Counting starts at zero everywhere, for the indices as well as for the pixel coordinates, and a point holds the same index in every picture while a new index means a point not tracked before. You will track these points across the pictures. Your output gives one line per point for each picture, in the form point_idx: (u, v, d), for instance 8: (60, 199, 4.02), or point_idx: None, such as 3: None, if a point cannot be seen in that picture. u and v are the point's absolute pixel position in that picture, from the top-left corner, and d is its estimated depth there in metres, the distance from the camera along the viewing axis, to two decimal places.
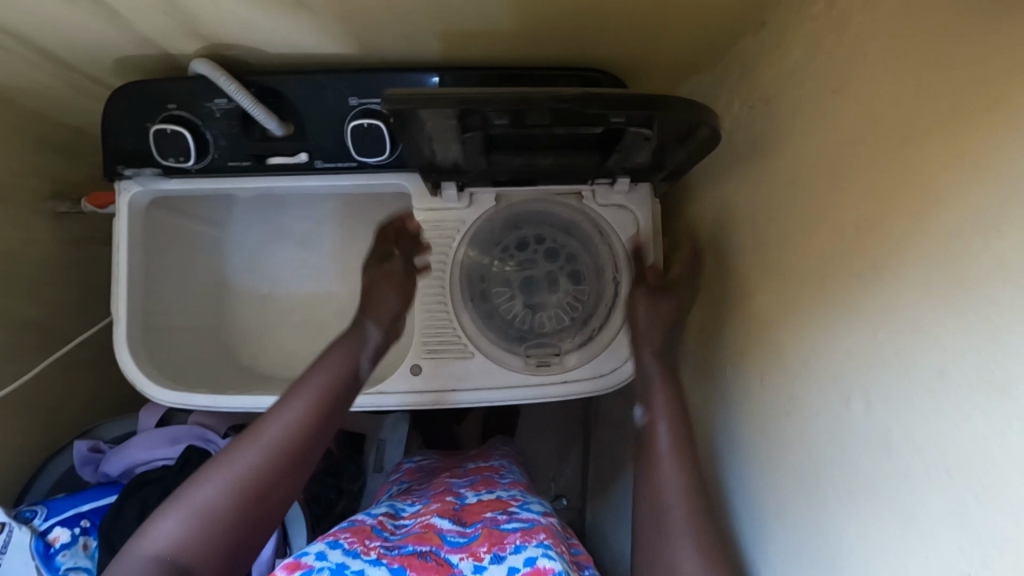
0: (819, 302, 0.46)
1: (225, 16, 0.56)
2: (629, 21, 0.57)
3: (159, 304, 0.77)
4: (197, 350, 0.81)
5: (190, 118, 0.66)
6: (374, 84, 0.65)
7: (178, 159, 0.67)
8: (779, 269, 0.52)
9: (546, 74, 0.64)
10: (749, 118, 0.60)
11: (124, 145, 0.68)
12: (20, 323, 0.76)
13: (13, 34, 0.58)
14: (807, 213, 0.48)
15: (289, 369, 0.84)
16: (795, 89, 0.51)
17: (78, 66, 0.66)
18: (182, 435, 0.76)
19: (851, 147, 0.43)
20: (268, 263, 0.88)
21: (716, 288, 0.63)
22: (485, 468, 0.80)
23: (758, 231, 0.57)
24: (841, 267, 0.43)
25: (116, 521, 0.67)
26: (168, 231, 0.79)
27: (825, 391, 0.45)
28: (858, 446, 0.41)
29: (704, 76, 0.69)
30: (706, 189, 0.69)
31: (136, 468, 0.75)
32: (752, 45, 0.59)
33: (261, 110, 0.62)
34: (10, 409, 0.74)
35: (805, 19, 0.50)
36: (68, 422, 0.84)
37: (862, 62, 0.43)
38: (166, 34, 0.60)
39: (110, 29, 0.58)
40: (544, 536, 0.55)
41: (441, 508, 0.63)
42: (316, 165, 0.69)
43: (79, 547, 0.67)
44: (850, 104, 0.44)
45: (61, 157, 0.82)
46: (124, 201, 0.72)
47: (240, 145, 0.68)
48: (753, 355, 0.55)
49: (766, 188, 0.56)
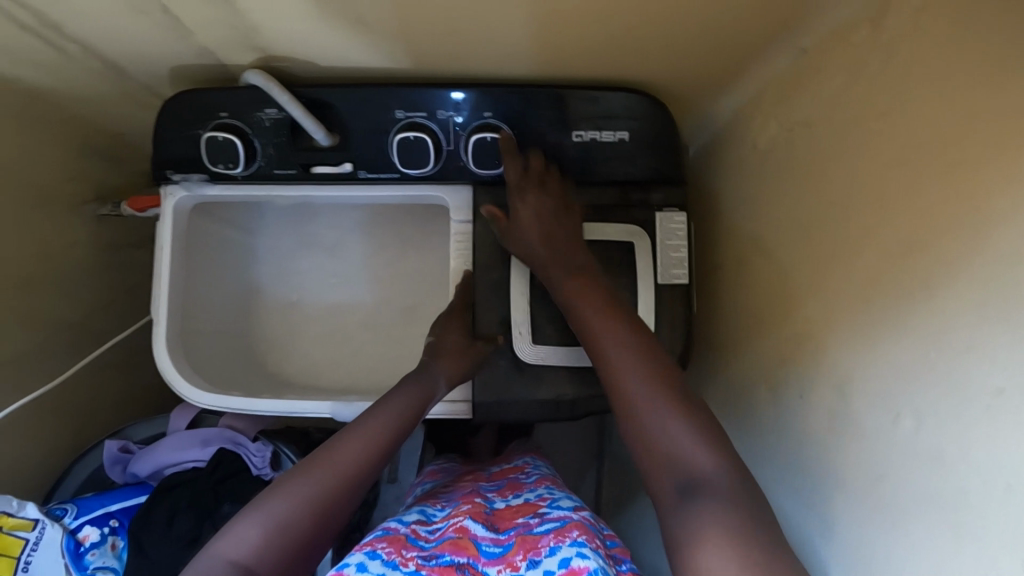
0: (863, 317, 0.48)
1: (285, 32, 0.60)
2: (669, 38, 0.60)
3: (195, 306, 0.81)
4: (224, 351, 0.84)
5: (240, 126, 0.69)
6: (419, 98, 0.67)
7: (227, 166, 0.69)
8: (824, 286, 0.54)
9: (587, 93, 0.67)
10: (787, 140, 0.62)
11: (174, 153, 0.71)
12: (61, 325, 0.81)
13: (80, 42, 0.62)
14: (851, 228, 0.50)
15: (311, 378, 0.88)
16: (833, 113, 0.54)
17: (134, 74, 0.70)
18: (212, 437, 0.77)
19: (894, 167, 0.46)
20: (296, 270, 0.91)
21: (770, 307, 0.64)
22: (510, 469, 0.82)
23: (800, 247, 0.58)
24: (885, 283, 0.46)
25: (144, 523, 0.69)
26: (203, 236, 0.82)
27: (874, 409, 0.47)
28: (913, 461, 0.42)
29: (736, 99, 0.71)
30: (743, 207, 0.71)
31: (164, 470, 0.76)
32: (786, 67, 0.62)
33: (308, 118, 0.65)
34: (51, 408, 0.79)
35: (843, 44, 0.52)
36: (99, 421, 0.89)
37: (907, 84, 0.45)
38: (226, 48, 0.64)
39: (175, 41, 0.62)
40: (578, 534, 0.56)
41: (473, 510, 0.63)
42: (359, 176, 0.71)
43: (107, 546, 0.69)
44: (891, 129, 0.46)
45: (106, 162, 0.87)
46: (169, 204, 0.75)
47: (287, 154, 0.70)
48: (804, 372, 0.57)
49: (806, 208, 0.58)
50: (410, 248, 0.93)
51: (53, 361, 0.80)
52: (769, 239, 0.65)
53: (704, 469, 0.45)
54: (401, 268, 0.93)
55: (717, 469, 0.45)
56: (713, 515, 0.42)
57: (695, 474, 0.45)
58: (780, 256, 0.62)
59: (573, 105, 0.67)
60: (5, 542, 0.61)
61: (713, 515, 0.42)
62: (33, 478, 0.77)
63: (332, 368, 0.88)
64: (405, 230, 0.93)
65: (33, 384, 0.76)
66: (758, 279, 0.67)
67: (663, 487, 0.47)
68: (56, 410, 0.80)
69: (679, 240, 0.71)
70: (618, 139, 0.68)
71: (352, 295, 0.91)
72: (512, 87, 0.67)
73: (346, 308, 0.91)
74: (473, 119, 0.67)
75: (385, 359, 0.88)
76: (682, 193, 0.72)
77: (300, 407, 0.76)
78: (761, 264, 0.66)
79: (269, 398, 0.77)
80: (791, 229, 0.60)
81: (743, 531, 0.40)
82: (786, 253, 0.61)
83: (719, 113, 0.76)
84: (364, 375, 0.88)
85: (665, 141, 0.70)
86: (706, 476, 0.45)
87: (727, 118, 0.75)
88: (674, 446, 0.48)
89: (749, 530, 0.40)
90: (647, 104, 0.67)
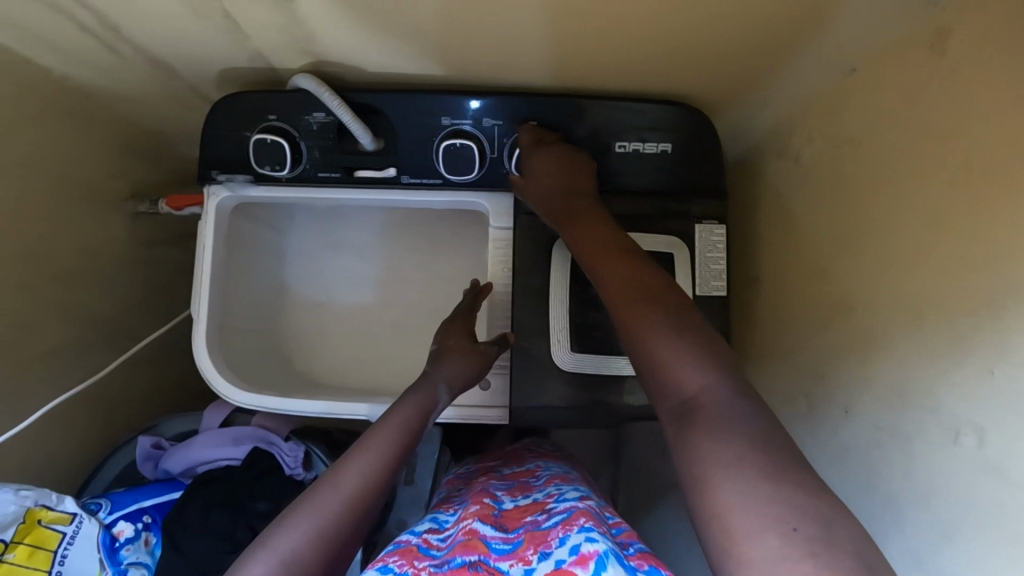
0: (915, 335, 0.49)
1: (342, 39, 0.62)
2: (715, 42, 0.61)
3: (232, 305, 0.81)
4: (256, 351, 0.85)
5: (288, 129, 0.71)
6: (466, 106, 0.71)
7: (274, 168, 0.72)
8: (872, 301, 0.55)
9: (628, 104, 0.72)
10: (830, 156, 0.63)
11: (221, 153, 0.73)
12: (96, 319, 0.83)
13: (133, 44, 0.63)
14: (903, 245, 0.51)
15: (339, 377, 0.89)
16: (882, 130, 0.55)
17: (182, 76, 0.71)
18: (244, 435, 0.83)
19: (953, 187, 0.47)
20: (325, 271, 0.93)
21: (812, 322, 0.65)
22: (522, 471, 0.82)
23: (845, 262, 0.59)
24: (944, 301, 0.47)
25: (179, 519, 0.75)
26: (241, 236, 0.83)
27: (928, 427, 0.48)
28: (969, 478, 0.44)
29: (773, 112, 0.72)
30: (780, 220, 0.73)
31: (198, 466, 0.82)
32: (828, 84, 0.62)
33: (358, 125, 0.68)
34: (85, 401, 0.82)
35: (894, 64, 0.53)
36: (125, 419, 0.91)
37: (965, 107, 0.46)
38: (279, 53, 0.66)
39: (230, 44, 0.64)
40: (584, 521, 0.56)
41: (482, 512, 0.62)
42: (402, 181, 0.74)
43: (140, 542, 0.73)
44: (951, 151, 0.47)
45: (141, 160, 0.89)
46: (211, 205, 0.76)
47: (332, 157, 0.73)
48: (852, 388, 0.58)
49: (852, 224, 0.59)
50: (440, 253, 0.94)
51: (87, 353, 0.81)
52: (813, 254, 0.65)
53: (690, 389, 0.47)
54: (432, 272, 0.93)
55: (703, 387, 0.46)
56: (707, 437, 0.43)
57: (685, 396, 0.46)
58: (822, 269, 0.63)
59: (615, 118, 0.73)
60: (44, 536, 0.62)
61: (707, 438, 0.43)
62: (63, 469, 0.78)
63: (358, 368, 0.89)
64: (433, 234, 0.94)
65: (68, 376, 0.77)
66: (799, 292, 0.68)
67: (665, 412, 0.48)
68: (83, 402, 0.81)
69: (717, 253, 0.75)
70: (659, 151, 0.74)
71: (381, 297, 0.93)
72: (562, 97, 0.72)
73: (373, 310, 0.92)
74: (516, 127, 0.71)
75: (412, 362, 0.89)
76: (719, 205, 0.76)
77: (337, 408, 0.77)
78: (801, 276, 0.67)
79: (304, 399, 0.78)
80: (836, 243, 0.61)
81: (743, 446, 0.41)
82: (829, 268, 0.62)
83: (755, 125, 0.77)
84: (392, 376, 0.89)
85: (710, 156, 0.74)
86: (697, 397, 0.46)
87: (763, 131, 0.76)
88: (663, 371, 0.49)
89: (746, 442, 0.41)
90: (682, 117, 0.73)
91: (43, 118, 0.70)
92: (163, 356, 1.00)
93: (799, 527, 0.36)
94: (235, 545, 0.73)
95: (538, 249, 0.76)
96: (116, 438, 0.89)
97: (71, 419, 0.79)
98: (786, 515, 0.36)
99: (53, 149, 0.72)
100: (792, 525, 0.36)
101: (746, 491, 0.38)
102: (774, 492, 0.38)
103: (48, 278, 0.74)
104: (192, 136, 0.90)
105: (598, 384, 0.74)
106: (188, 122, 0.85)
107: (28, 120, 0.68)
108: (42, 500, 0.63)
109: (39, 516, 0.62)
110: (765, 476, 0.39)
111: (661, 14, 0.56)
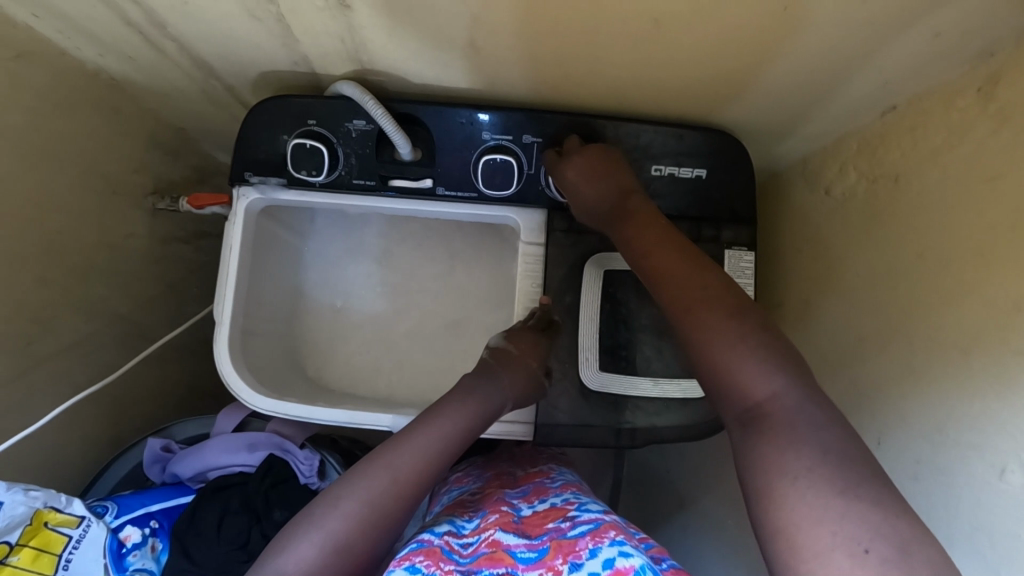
0: (959, 370, 0.50)
1: (393, 50, 0.62)
2: (765, 78, 0.61)
3: (255, 307, 0.80)
4: (274, 356, 0.83)
5: (328, 135, 0.71)
6: (508, 122, 0.71)
7: (310, 173, 0.71)
8: (908, 334, 0.56)
9: (671, 130, 0.73)
10: (867, 189, 0.64)
11: (256, 155, 0.72)
12: (114, 316, 0.81)
13: (177, 42, 0.62)
14: (945, 280, 0.52)
15: (353, 386, 0.87)
16: (925, 169, 0.56)
17: (220, 76, 0.70)
18: (259, 442, 0.81)
19: (999, 230, 0.47)
20: (343, 276, 0.92)
21: (841, 350, 0.66)
22: (536, 474, 0.80)
23: (880, 294, 0.60)
24: (987, 336, 0.47)
25: (190, 526, 0.73)
26: (266, 238, 0.81)
27: (970, 459, 0.49)
28: (1009, 513, 0.45)
29: (805, 142, 0.74)
30: (809, 250, 0.74)
31: (209, 472, 0.80)
32: (869, 120, 0.63)
33: (399, 134, 0.68)
34: (95, 401, 0.79)
35: (945, 106, 0.54)
36: (134, 419, 0.88)
37: (1016, 154, 0.47)
38: (326, 59, 0.65)
39: (276, 48, 0.63)
40: (615, 534, 0.54)
41: (502, 520, 0.61)
42: (437, 192, 0.74)
43: (147, 548, 0.71)
44: (998, 193, 0.48)
45: (166, 157, 0.87)
46: (240, 206, 0.74)
47: (369, 165, 0.72)
48: (883, 416, 0.59)
49: (889, 258, 0.59)
50: (461, 263, 0.93)
51: (102, 352, 0.79)
52: (846, 283, 0.66)
53: (759, 395, 0.46)
54: (452, 283, 0.92)
55: (774, 394, 0.46)
56: (785, 448, 0.42)
57: (751, 402, 0.46)
58: (854, 299, 0.64)
59: (655, 142, 0.73)
60: (49, 538, 0.60)
61: (776, 449, 0.43)
62: (68, 472, 0.75)
63: (375, 376, 0.88)
64: (454, 244, 0.93)
65: (82, 375, 0.75)
66: (826, 319, 0.69)
67: (730, 417, 0.48)
68: (96, 400, 0.79)
69: (746, 277, 0.76)
70: (694, 176, 0.74)
71: (398, 305, 0.92)
72: (604, 118, 0.72)
73: (391, 318, 0.91)
74: (558, 145, 0.72)
75: (429, 372, 0.88)
76: (750, 232, 0.76)
77: (360, 417, 0.76)
78: (831, 302, 0.68)
79: (328, 407, 0.77)
80: (869, 275, 0.62)
81: (814, 459, 0.41)
82: (863, 299, 0.63)
83: (785, 153, 0.78)
84: (407, 388, 0.87)
85: (742, 186, 0.75)
86: (766, 403, 0.46)
87: (795, 159, 0.77)
88: (730, 376, 0.48)
89: (819, 457, 0.41)
90: (719, 145, 0.73)
91: (77, 109, 0.68)
92: (178, 356, 0.98)
93: (871, 548, 0.35)
94: (250, 555, 0.73)
95: (571, 265, 0.76)
96: (125, 437, 0.86)
97: (81, 420, 0.76)
98: (858, 532, 0.36)
99: (85, 141, 0.70)
100: (864, 545, 0.36)
101: (816, 505, 0.38)
102: (846, 509, 0.38)
103: (69, 271, 0.71)
104: (220, 134, 0.89)
105: (624, 403, 0.74)
106: (220, 121, 0.84)
107: (61, 109, 0.66)
108: (51, 501, 0.61)
109: (46, 518, 0.60)
110: (837, 492, 0.38)
111: (715, 49, 0.56)
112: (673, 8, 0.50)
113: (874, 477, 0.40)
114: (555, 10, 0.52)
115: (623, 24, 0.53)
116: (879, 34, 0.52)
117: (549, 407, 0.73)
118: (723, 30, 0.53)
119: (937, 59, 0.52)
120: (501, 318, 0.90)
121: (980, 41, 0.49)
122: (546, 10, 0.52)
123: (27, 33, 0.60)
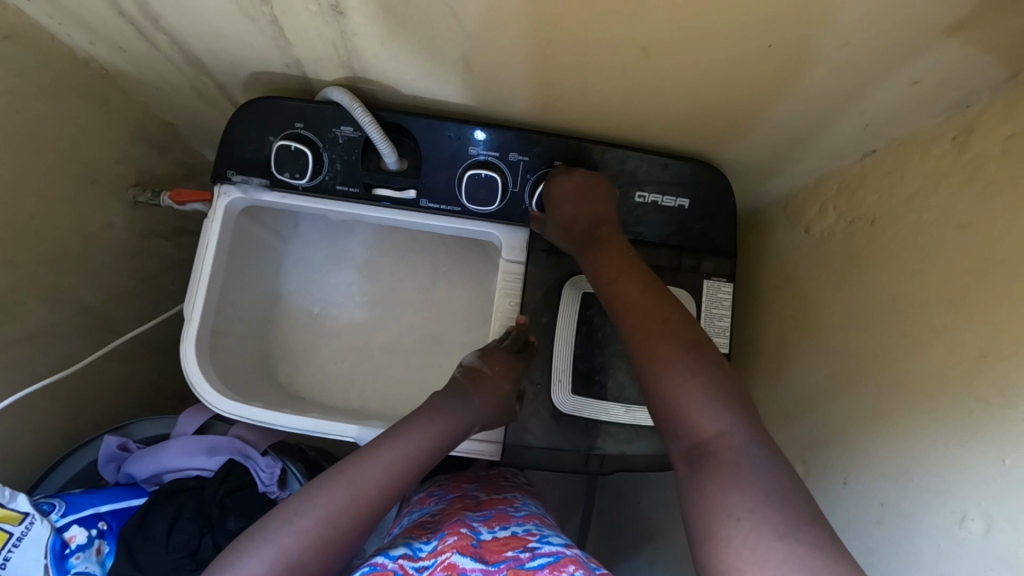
0: (925, 413, 0.49)
1: (384, 60, 0.62)
2: (753, 115, 0.62)
3: (228, 307, 0.78)
4: (244, 359, 0.81)
5: (314, 139, 0.70)
6: (499, 140, 0.71)
7: (294, 176, 0.70)
8: (877, 375, 0.56)
9: (659, 160, 0.73)
10: (845, 230, 0.64)
11: (239, 154, 0.71)
12: (82, 307, 0.78)
13: (169, 35, 0.61)
14: (916, 325, 0.52)
15: (322, 396, 0.85)
16: (900, 214, 0.56)
17: (210, 73, 0.69)
18: (220, 446, 0.79)
19: (970, 278, 0.48)
20: (323, 284, 0.91)
21: (811, 387, 0.65)
22: (499, 500, 0.77)
23: (852, 334, 0.60)
24: (953, 382, 0.47)
25: (139, 530, 0.70)
26: (245, 239, 0.79)
27: (933, 504, 0.48)
28: (971, 565, 0.44)
29: (788, 180, 0.74)
30: (785, 286, 0.74)
31: (165, 475, 0.77)
32: (851, 163, 0.64)
33: (387, 143, 0.67)
34: (54, 394, 0.76)
35: (924, 154, 0.55)
36: (93, 415, 0.85)
37: (988, 207, 0.47)
38: (317, 63, 0.65)
39: (268, 49, 0.63)
40: (574, 569, 0.53)
41: (459, 543, 0.59)
42: (421, 204, 0.74)
43: (92, 550, 0.68)
44: (970, 242, 0.48)
45: (152, 150, 0.85)
46: (221, 203, 0.73)
47: (353, 171, 0.72)
48: (848, 456, 0.58)
49: (861, 299, 0.60)
50: (441, 278, 0.92)
51: (66, 342, 0.76)
52: (820, 321, 0.66)
53: (706, 432, 0.46)
54: (431, 298, 0.91)
55: (721, 431, 0.46)
56: (729, 487, 0.42)
57: (698, 439, 0.46)
58: (827, 337, 0.64)
59: (641, 168, 0.73)
60: None
61: (720, 488, 0.42)
62: (18, 466, 0.72)
63: (346, 387, 0.86)
64: (436, 258, 0.92)
65: (42, 365, 0.72)
66: (800, 355, 0.69)
67: (677, 452, 0.48)
68: (54, 393, 0.76)
69: (722, 309, 0.75)
70: (677, 206, 0.74)
71: (376, 316, 0.90)
72: (592, 142, 0.73)
73: (367, 328, 0.90)
74: (545, 166, 0.72)
75: (399, 386, 0.86)
76: (730, 265, 0.77)
77: (325, 427, 0.73)
78: (804, 338, 0.68)
79: (294, 414, 0.74)
80: (843, 315, 0.62)
81: (757, 501, 0.40)
82: (835, 338, 0.63)
83: (769, 190, 0.78)
84: (377, 400, 0.85)
85: (725, 220, 0.76)
86: (714, 440, 0.45)
87: (778, 197, 0.78)
88: (679, 410, 0.48)
89: (761, 498, 0.40)
90: (705, 177, 0.74)
91: (63, 95, 0.67)
92: (145, 353, 0.95)
93: None
94: (200, 563, 0.70)
95: (550, 286, 0.75)
96: (82, 433, 0.83)
97: (37, 411, 0.73)
98: None
99: (66, 127, 0.69)
100: None
101: (758, 549, 0.38)
102: (786, 552, 0.37)
103: (39, 257, 0.69)
104: (207, 132, 0.88)
105: (593, 428, 0.72)
106: (209, 119, 0.83)
107: (45, 93, 0.65)
108: None
109: None
110: (777, 535, 0.38)
111: (702, 83, 0.57)
112: (661, 38, 0.51)
113: (815, 520, 0.39)
114: (547, 32, 0.52)
115: (613, 52, 0.54)
116: (865, 80, 0.53)
117: (519, 429, 0.72)
118: (711, 64, 0.54)
119: (919, 106, 0.53)
120: (478, 336, 0.89)
121: (959, 92, 0.50)
122: (538, 32, 0.52)
123: (17, 15, 0.59)
